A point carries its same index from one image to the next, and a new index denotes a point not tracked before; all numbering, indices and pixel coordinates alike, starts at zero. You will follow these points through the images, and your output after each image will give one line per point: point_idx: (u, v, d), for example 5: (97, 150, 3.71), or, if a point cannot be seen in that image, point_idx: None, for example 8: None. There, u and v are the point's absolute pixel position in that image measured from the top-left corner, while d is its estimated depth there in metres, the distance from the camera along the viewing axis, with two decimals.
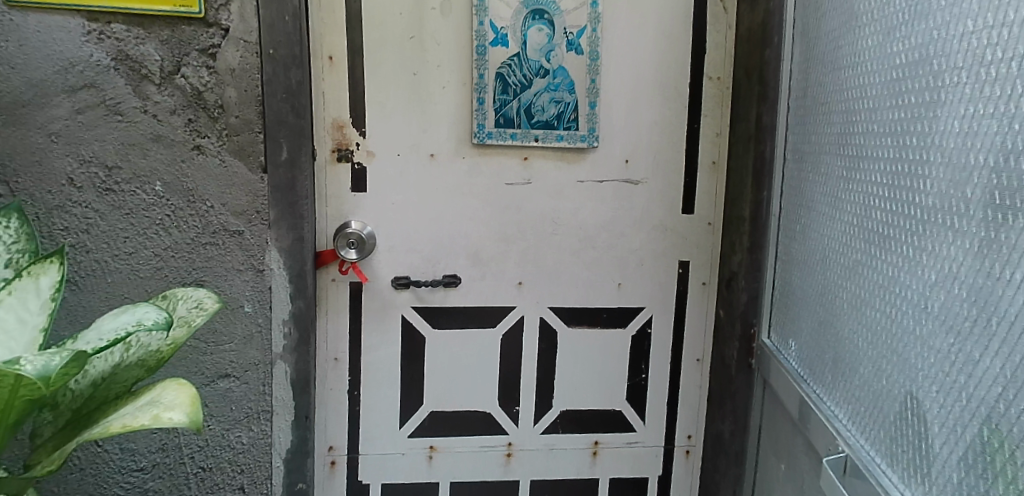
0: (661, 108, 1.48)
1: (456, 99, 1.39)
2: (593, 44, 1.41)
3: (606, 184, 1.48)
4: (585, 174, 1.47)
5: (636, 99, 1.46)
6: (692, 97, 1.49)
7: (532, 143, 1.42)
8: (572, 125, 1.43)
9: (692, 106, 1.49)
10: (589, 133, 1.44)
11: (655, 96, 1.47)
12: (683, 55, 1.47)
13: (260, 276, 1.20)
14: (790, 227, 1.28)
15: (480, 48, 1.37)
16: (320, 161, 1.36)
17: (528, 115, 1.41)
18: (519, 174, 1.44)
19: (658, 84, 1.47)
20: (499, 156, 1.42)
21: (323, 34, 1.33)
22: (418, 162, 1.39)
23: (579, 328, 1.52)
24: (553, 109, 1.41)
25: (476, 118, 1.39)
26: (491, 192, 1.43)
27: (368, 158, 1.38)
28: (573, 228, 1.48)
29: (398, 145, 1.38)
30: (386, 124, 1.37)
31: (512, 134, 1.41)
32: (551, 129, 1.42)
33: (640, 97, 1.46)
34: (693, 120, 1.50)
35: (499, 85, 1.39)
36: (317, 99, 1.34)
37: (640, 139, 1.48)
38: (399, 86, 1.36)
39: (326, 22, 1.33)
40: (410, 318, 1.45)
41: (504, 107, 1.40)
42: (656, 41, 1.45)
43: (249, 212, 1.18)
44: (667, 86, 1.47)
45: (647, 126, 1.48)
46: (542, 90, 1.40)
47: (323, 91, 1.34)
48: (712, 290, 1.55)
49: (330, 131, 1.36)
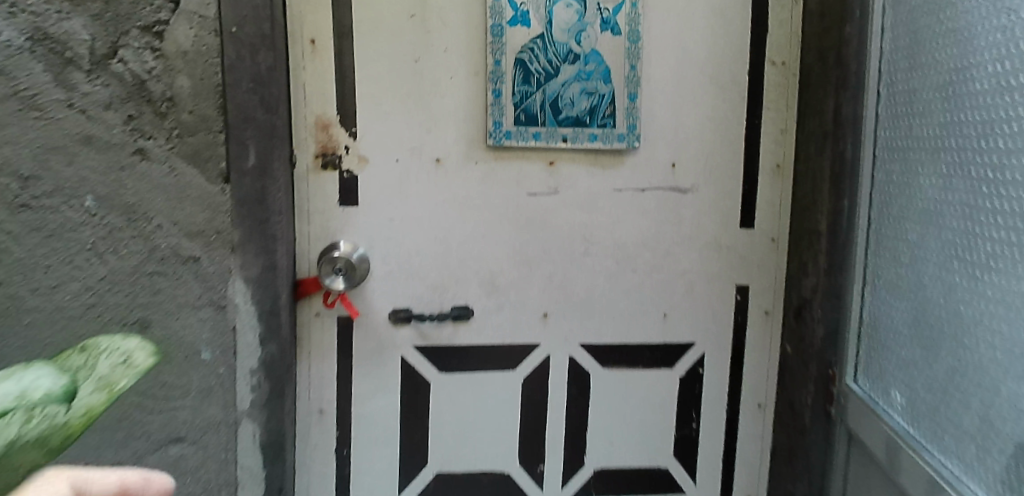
0: (713, 100, 1.22)
1: (467, 90, 1.14)
2: (632, 23, 1.16)
3: (649, 193, 1.22)
4: (622, 183, 1.21)
5: (684, 91, 1.21)
6: (749, 89, 1.24)
7: (561, 144, 1.17)
8: (607, 122, 1.17)
9: (748, 98, 1.24)
10: (629, 132, 1.18)
11: (705, 87, 1.22)
12: (741, 36, 1.22)
13: (221, 313, 0.96)
14: (904, 247, 1.03)
15: (497, 28, 1.12)
16: (301, 169, 1.11)
17: (554, 111, 1.15)
18: (544, 181, 1.18)
19: (710, 75, 1.22)
20: (520, 160, 1.17)
21: (304, 13, 1.08)
22: (422, 168, 1.14)
23: (616, 370, 1.25)
24: (585, 102, 1.16)
25: (491, 114, 1.14)
26: (511, 205, 1.18)
27: (360, 164, 1.12)
28: (609, 247, 1.22)
29: (398, 147, 1.13)
30: (383, 123, 1.12)
31: (535, 134, 1.16)
32: (583, 126, 1.17)
33: (688, 89, 1.21)
34: (749, 115, 1.24)
35: (520, 74, 1.13)
36: (293, 94, 1.10)
37: (689, 139, 1.22)
38: (398, 76, 1.11)
39: None
40: (412, 359, 1.18)
41: (526, 100, 1.14)
42: (707, 21, 1.20)
43: (208, 233, 0.94)
44: (719, 76, 1.22)
45: (698, 123, 1.22)
46: (570, 79, 1.15)
47: (303, 82, 1.10)
48: (776, 320, 1.29)
49: (312, 132, 1.11)
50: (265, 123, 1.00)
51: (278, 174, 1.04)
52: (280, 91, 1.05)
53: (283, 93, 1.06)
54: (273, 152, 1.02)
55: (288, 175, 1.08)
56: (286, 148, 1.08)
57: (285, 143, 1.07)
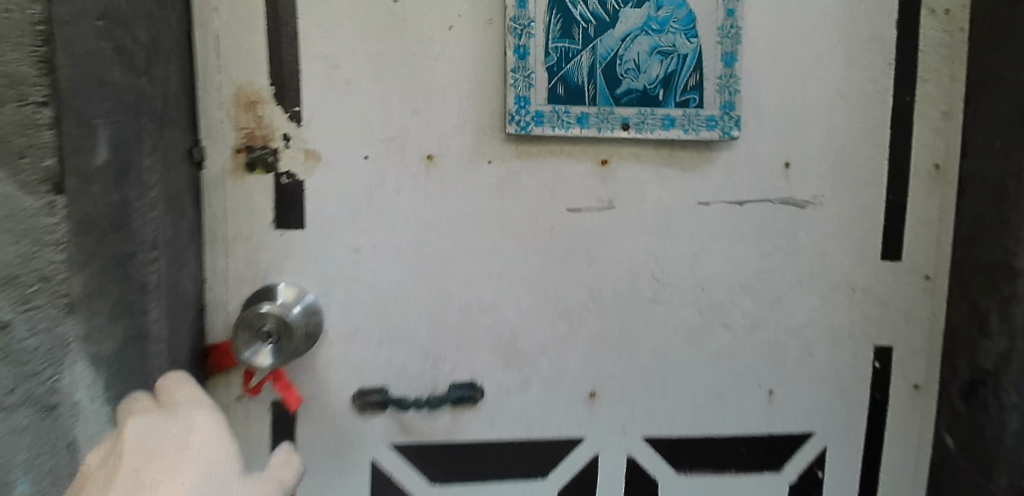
0: (844, 69, 0.81)
1: (476, 50, 0.73)
2: None
3: (748, 208, 0.81)
4: (710, 193, 0.79)
5: (802, 53, 0.80)
6: (895, 51, 0.82)
7: (619, 133, 0.75)
8: (691, 98, 0.76)
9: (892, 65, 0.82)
10: (723, 113, 0.77)
11: (831, 47, 0.81)
12: None
13: (46, 426, 0.50)
14: None
15: None
16: (213, 171, 0.69)
17: (609, 80, 0.75)
18: (594, 191, 0.77)
19: (838, 29, 0.80)
20: (557, 157, 0.76)
21: None
22: (405, 171, 0.73)
23: (696, 475, 0.84)
24: (656, 68, 0.75)
25: (513, 85, 0.72)
26: (543, 227, 0.76)
27: (307, 165, 0.71)
28: (689, 292, 0.81)
29: (365, 137, 0.71)
30: (341, 99, 0.70)
31: (581, 116, 0.74)
32: (653, 105, 0.76)
33: (807, 49, 0.80)
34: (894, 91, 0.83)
35: (557, 23, 0.73)
36: (194, 49, 0.68)
37: (808, 129, 0.81)
38: (365, 23, 0.70)
39: None
40: (389, 465, 0.78)
41: (566, 64, 0.73)
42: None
43: (22, 284, 0.47)
44: (851, 31, 0.81)
45: (821, 103, 0.81)
46: (634, 32, 0.74)
47: (216, 33, 0.68)
48: (929, 398, 0.88)
49: (231, 112, 0.69)
50: (128, 88, 0.57)
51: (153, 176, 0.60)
52: (160, 36, 0.61)
53: (170, 40, 0.63)
54: (144, 139, 0.59)
55: (185, 179, 0.67)
56: (181, 136, 0.66)
57: (176, 126, 0.64)
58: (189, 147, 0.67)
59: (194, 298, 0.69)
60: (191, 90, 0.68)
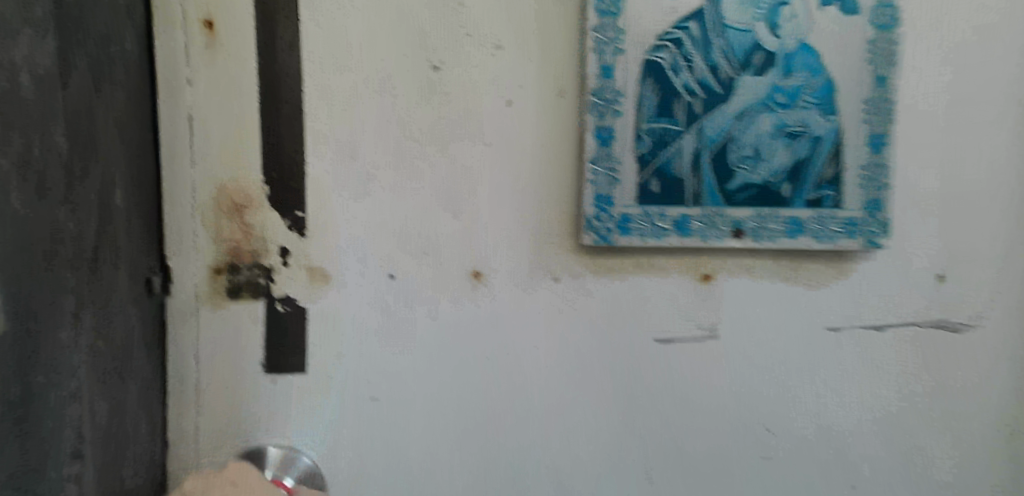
0: None
1: (542, 131, 0.54)
2: None
3: (890, 336, 0.61)
4: (842, 316, 0.60)
5: (971, 133, 0.59)
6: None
7: (731, 241, 0.56)
8: (826, 193, 0.57)
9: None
10: (866, 214, 0.57)
11: (1013, 125, 0.59)
12: None
13: None
14: None
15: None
16: (182, 298, 0.51)
17: (718, 172, 0.55)
18: (692, 316, 0.58)
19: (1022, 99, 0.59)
20: (645, 273, 0.57)
21: None
22: (444, 293, 0.54)
23: None
24: (781, 154, 0.56)
25: (592, 180, 0.53)
26: (624, 363, 0.57)
27: (313, 287, 0.52)
28: (812, 448, 0.60)
29: (392, 249, 0.53)
30: (361, 200, 0.52)
31: (680, 220, 0.55)
32: (776, 204, 0.57)
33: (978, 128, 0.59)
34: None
35: (653, 97, 0.54)
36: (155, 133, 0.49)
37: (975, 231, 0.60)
38: (395, 97, 0.52)
39: None
40: None
41: (663, 152, 0.54)
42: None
43: None
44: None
45: (993, 198, 0.60)
46: (754, 107, 0.55)
47: (189, 112, 0.49)
48: None
49: (208, 218, 0.50)
50: (33, 222, 0.37)
51: (79, 340, 0.41)
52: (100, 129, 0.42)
53: (111, 129, 0.44)
54: (61, 290, 0.39)
55: (136, 319, 0.47)
56: (130, 260, 0.46)
57: (120, 250, 0.45)
58: (143, 271, 0.48)
59: (150, 478, 0.50)
60: (155, 191, 0.49)
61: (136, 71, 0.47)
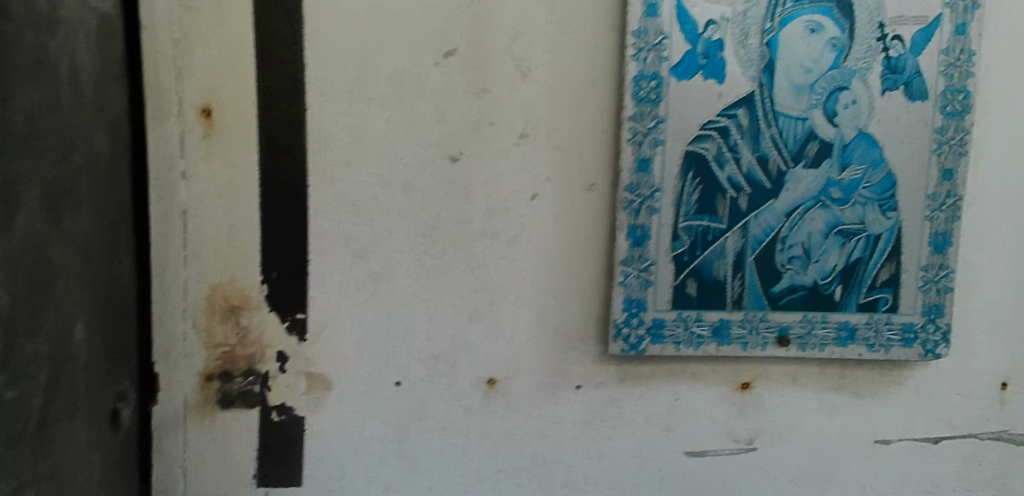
0: None
1: (571, 228, 0.48)
2: (956, 70, 0.49)
3: (941, 447, 0.56)
4: (893, 428, 0.55)
5: None
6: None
7: (773, 349, 0.51)
8: (881, 297, 0.51)
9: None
10: (924, 320, 0.51)
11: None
12: None
13: None
14: None
15: (646, 83, 0.46)
16: (169, 407, 0.46)
17: (764, 273, 0.50)
18: (727, 426, 0.53)
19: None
20: (676, 380, 0.52)
21: (187, 42, 0.43)
22: (455, 402, 0.50)
23: None
24: (834, 254, 0.50)
25: (622, 283, 0.48)
26: (649, 475, 0.53)
27: (312, 395, 0.48)
28: None
29: (399, 355, 0.48)
30: (367, 303, 0.47)
31: (718, 325, 0.50)
32: (825, 308, 0.51)
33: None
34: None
35: (695, 193, 0.48)
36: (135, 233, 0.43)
37: None
38: (407, 192, 0.47)
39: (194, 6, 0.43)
40: None
41: (703, 252, 0.49)
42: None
43: None
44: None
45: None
46: (806, 202, 0.49)
47: (181, 207, 0.45)
48: None
49: (200, 321, 0.46)
50: None
51: None
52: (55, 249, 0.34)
53: (84, 253, 0.37)
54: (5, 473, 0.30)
55: (103, 464, 0.40)
56: (90, 400, 0.38)
57: (87, 387, 0.38)
58: (111, 402, 0.41)
59: None
60: (141, 295, 0.45)
61: (115, 171, 0.41)
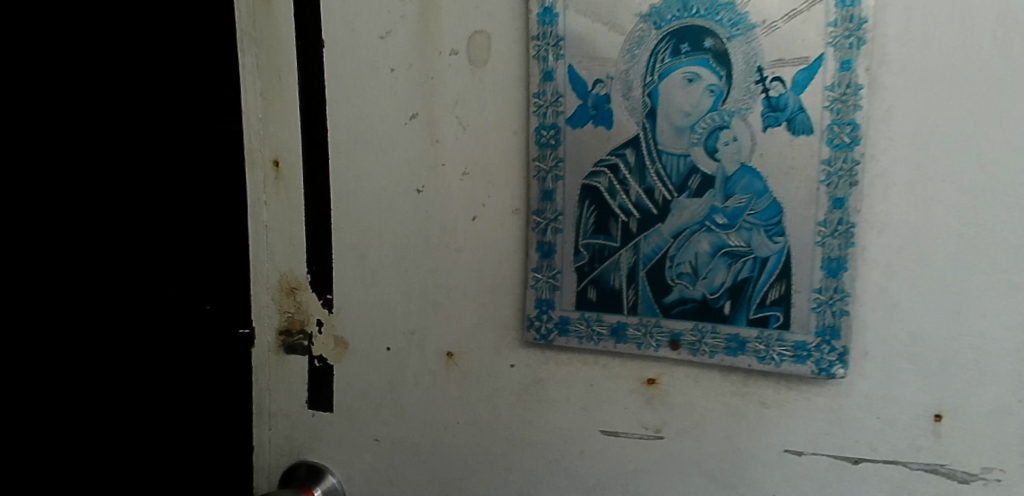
0: None
1: (499, 244, 0.64)
2: (842, 103, 0.52)
3: (862, 468, 0.56)
4: (804, 440, 0.57)
5: (967, 259, 0.52)
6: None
7: (667, 350, 0.59)
8: (772, 313, 0.55)
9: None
10: (818, 340, 0.54)
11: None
12: None
13: None
14: None
15: (547, 132, 0.60)
16: (259, 352, 0.75)
17: (655, 286, 0.58)
18: (636, 414, 0.62)
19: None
20: (589, 369, 0.63)
21: (267, 124, 0.70)
22: (424, 366, 0.69)
23: None
24: (722, 272, 0.56)
25: (534, 287, 0.62)
26: (571, 445, 0.65)
27: (337, 351, 0.72)
28: None
29: (389, 327, 0.70)
30: (368, 290, 0.70)
31: (617, 326, 0.60)
32: (715, 319, 0.57)
33: (982, 252, 0.51)
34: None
35: (592, 216, 0.59)
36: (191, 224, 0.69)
37: (978, 371, 0.52)
38: (391, 215, 0.68)
39: (270, 100, 0.70)
40: None
41: (600, 264, 0.60)
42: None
43: None
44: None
45: (1003, 334, 0.51)
46: (691, 226, 0.57)
47: (265, 225, 0.72)
48: None
49: (276, 297, 0.74)
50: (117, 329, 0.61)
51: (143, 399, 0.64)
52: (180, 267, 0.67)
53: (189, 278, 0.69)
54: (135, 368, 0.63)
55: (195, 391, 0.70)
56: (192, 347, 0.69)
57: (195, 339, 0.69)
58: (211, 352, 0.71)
59: None
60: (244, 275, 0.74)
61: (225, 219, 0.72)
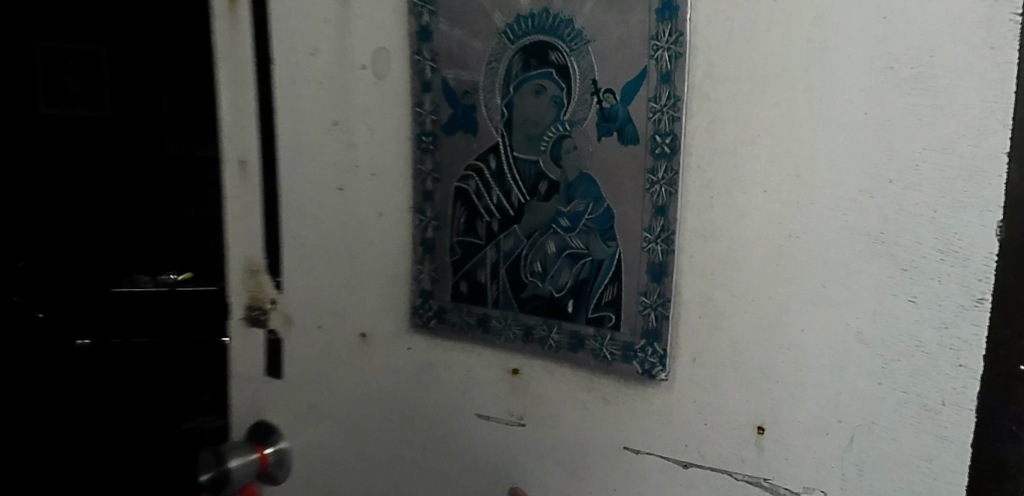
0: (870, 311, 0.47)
1: (394, 238, 0.72)
2: (661, 115, 0.53)
3: (691, 473, 0.56)
4: (640, 439, 0.59)
5: (786, 272, 0.50)
6: (1000, 273, 0.42)
7: (520, 342, 0.64)
8: (603, 314, 0.58)
9: (992, 305, 0.43)
10: (642, 342, 0.56)
11: (854, 261, 0.47)
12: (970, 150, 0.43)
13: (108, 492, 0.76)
14: None
15: (426, 138, 0.68)
16: None
17: (512, 282, 0.63)
18: (502, 401, 0.67)
19: (867, 233, 0.46)
20: (465, 355, 0.69)
21: None
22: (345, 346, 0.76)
23: None
24: (565, 273, 0.60)
25: (417, 278, 0.70)
26: (453, 424, 0.71)
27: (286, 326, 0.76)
28: None
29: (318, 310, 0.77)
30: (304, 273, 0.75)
31: (483, 317, 0.66)
32: (555, 316, 0.61)
33: (798, 266, 0.49)
34: (993, 348, 0.43)
35: (462, 216, 0.66)
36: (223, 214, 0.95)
37: (794, 388, 0.50)
38: None
39: None
40: None
41: (470, 260, 0.66)
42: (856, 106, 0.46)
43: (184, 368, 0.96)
44: (903, 239, 0.45)
45: (814, 352, 0.49)
46: (539, 228, 0.61)
47: None
48: None
49: None
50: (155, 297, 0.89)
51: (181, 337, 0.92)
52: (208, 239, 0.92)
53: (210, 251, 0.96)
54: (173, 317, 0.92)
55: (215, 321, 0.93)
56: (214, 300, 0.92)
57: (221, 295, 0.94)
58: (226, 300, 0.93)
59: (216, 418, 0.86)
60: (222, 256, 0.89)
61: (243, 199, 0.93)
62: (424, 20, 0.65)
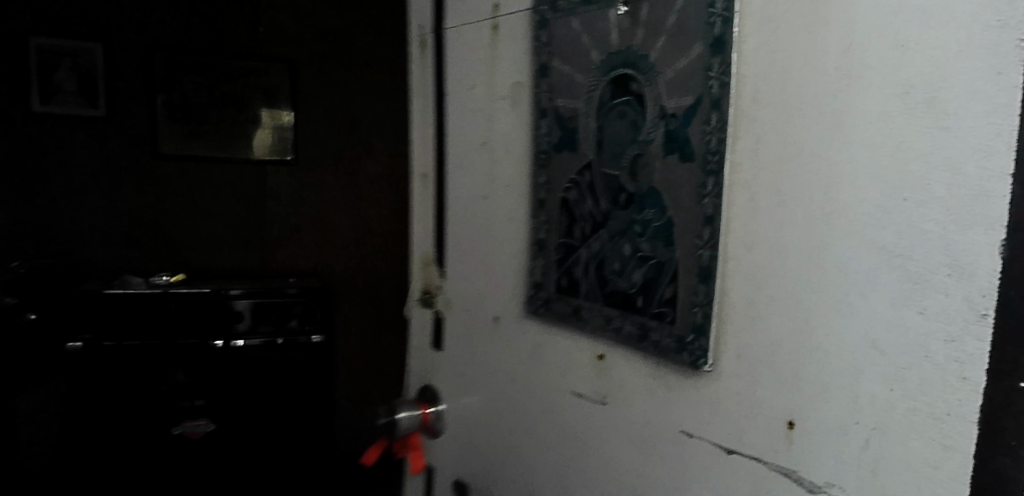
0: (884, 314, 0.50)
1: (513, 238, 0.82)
2: (711, 138, 0.61)
3: (734, 459, 0.62)
4: (694, 425, 0.65)
5: (813, 276, 0.55)
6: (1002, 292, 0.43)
7: (601, 329, 0.73)
8: (665, 312, 0.67)
9: (994, 321, 0.44)
10: (692, 336, 0.64)
11: (873, 272, 0.50)
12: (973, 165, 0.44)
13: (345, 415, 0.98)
14: None
15: (543, 154, 0.77)
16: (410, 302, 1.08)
17: (597, 279, 0.73)
18: (590, 382, 0.75)
19: (884, 248, 0.50)
20: (560, 339, 0.78)
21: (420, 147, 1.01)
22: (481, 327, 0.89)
23: None
24: (638, 272, 0.69)
25: (523, 273, 0.81)
26: (546, 398, 0.81)
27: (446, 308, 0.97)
28: None
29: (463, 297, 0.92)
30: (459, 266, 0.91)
31: (573, 308, 0.76)
32: (631, 310, 0.71)
33: (823, 273, 0.54)
34: (994, 365, 0.43)
35: (562, 220, 0.76)
36: None
37: (815, 384, 0.55)
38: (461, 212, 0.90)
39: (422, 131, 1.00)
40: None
41: (569, 257, 0.76)
42: (874, 129, 0.50)
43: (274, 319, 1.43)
44: (913, 254, 0.48)
45: (834, 350, 0.53)
46: (619, 232, 0.71)
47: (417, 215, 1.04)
48: None
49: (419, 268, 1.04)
50: None
51: None
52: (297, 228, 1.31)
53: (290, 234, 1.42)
54: None
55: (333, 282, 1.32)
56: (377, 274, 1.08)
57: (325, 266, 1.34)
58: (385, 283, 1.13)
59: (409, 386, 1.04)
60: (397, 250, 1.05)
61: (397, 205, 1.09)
62: (543, 59, 0.75)
